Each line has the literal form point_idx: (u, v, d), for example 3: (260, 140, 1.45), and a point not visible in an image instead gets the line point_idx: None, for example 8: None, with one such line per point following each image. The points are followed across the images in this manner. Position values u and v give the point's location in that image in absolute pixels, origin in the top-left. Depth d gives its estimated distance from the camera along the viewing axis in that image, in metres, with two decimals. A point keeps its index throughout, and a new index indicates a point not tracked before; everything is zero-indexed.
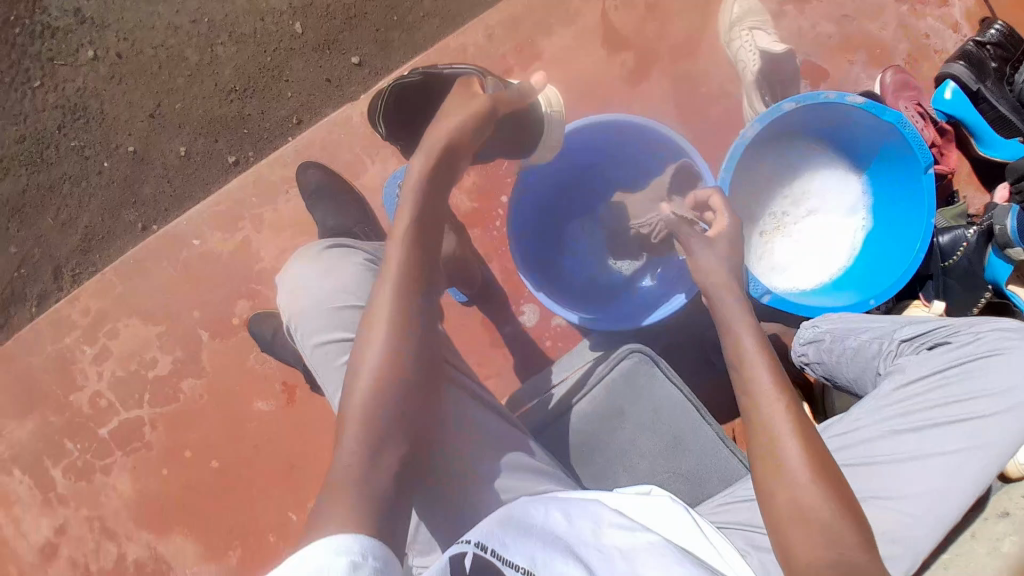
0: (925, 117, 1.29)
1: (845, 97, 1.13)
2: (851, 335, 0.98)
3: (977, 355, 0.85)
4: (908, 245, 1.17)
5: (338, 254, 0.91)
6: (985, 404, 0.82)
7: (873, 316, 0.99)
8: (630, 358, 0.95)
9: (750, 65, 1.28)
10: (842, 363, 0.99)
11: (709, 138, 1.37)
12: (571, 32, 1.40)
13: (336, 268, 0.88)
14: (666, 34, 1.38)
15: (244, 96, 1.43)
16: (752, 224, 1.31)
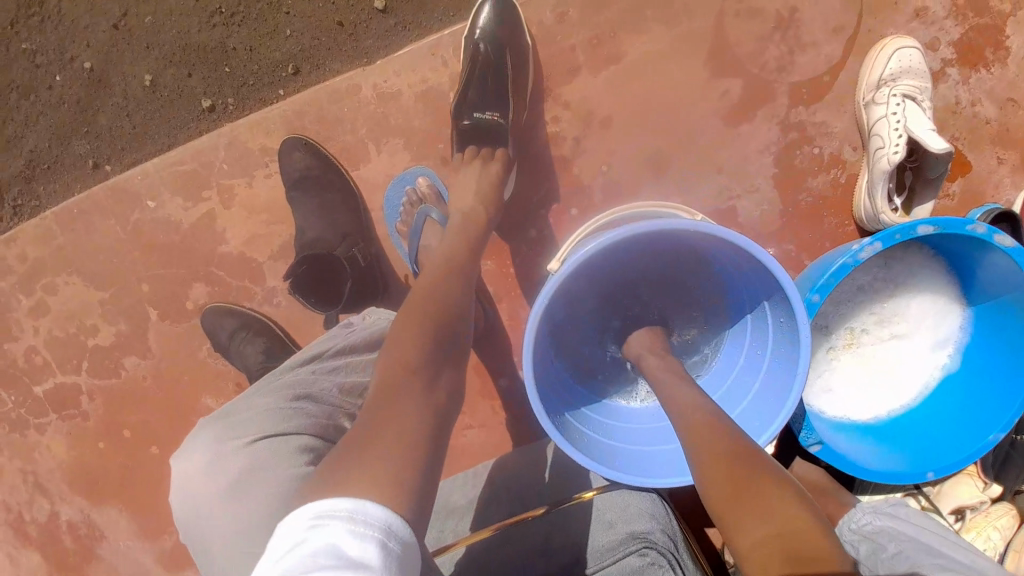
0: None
1: (993, 236, 0.87)
2: (917, 567, 0.77)
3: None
4: (988, 421, 0.96)
5: (262, 445, 0.69)
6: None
7: (960, 550, 0.77)
8: (639, 557, 0.75)
9: (889, 152, 0.98)
10: None
11: (800, 215, 1.09)
12: (666, 35, 1.06)
13: (250, 473, 0.67)
14: (788, 68, 1.06)
15: (232, 22, 1.09)
16: (823, 335, 1.09)
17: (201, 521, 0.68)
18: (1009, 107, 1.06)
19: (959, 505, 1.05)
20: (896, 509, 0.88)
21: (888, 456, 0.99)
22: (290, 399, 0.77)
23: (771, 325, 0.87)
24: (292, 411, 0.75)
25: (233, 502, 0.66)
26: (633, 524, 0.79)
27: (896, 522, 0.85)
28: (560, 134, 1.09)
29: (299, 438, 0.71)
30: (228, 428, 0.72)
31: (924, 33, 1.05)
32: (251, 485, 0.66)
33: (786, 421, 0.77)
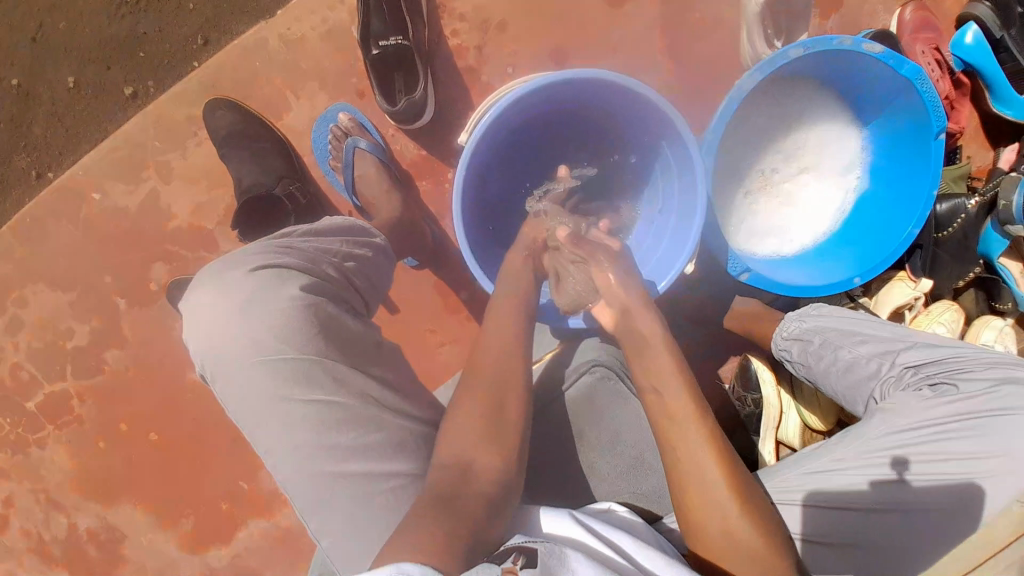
0: (942, 65, 1.17)
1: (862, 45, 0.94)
2: (845, 347, 0.91)
3: (985, 407, 0.77)
4: (903, 219, 1.05)
5: (260, 278, 0.74)
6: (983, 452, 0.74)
7: (873, 326, 0.92)
8: (590, 374, 0.86)
9: None
10: (830, 373, 0.93)
11: (697, 72, 1.16)
12: None
13: (254, 302, 0.72)
14: None
15: (138, 10, 1.16)
16: (737, 182, 1.16)
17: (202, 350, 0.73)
18: None
19: (898, 308, 1.11)
20: (816, 311, 1.00)
21: (813, 272, 1.09)
22: (277, 245, 0.80)
23: (672, 165, 0.95)
24: (287, 253, 0.78)
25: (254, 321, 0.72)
26: (582, 354, 0.89)
27: (821, 320, 0.98)
28: (462, 47, 1.15)
29: (309, 279, 0.77)
30: (230, 264, 0.75)
31: None
32: (269, 312, 0.72)
33: (698, 234, 0.87)
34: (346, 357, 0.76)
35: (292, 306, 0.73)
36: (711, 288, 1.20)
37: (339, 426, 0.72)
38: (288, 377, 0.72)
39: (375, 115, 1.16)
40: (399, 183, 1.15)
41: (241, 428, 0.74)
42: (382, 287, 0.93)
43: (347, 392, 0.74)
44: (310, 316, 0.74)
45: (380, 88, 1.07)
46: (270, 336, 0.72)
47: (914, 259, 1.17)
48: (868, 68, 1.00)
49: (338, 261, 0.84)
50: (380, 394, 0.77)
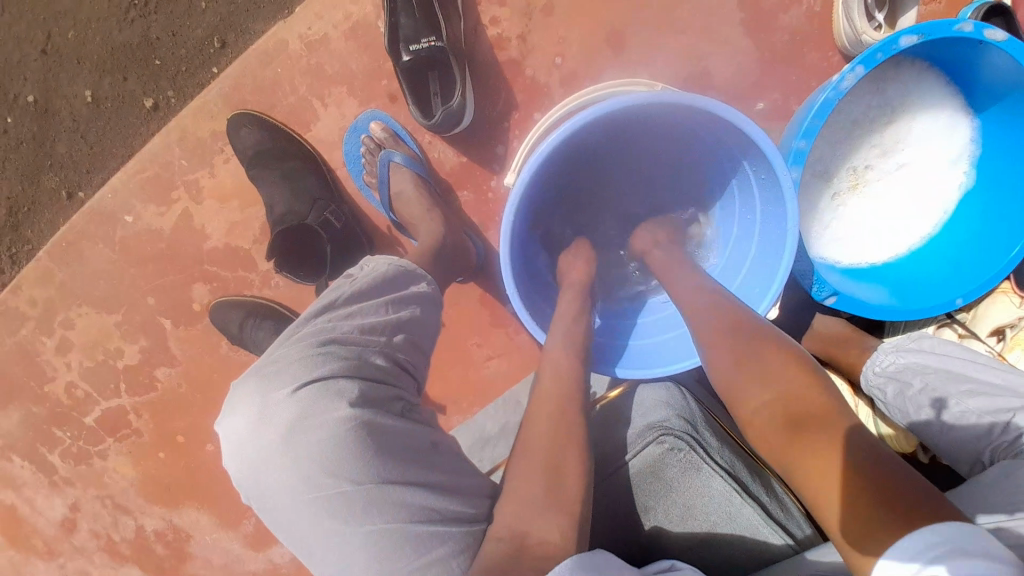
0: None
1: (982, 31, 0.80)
2: (949, 395, 0.80)
3: None
4: (1015, 232, 0.91)
5: (301, 399, 0.60)
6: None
7: (988, 371, 0.80)
8: (659, 445, 0.77)
9: None
10: (928, 424, 0.83)
11: (776, 53, 0.99)
12: None
13: (291, 432, 0.59)
14: None
15: (149, 13, 1.07)
16: (823, 181, 1.01)
17: (248, 482, 0.61)
18: None
19: (998, 327, 0.99)
20: (914, 342, 0.89)
21: (905, 287, 0.97)
22: (317, 341, 0.65)
23: (755, 187, 0.81)
24: (326, 356, 0.63)
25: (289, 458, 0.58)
26: (650, 415, 0.81)
27: (920, 356, 0.87)
28: (504, 39, 1.01)
29: (352, 388, 0.62)
30: (261, 380, 0.62)
31: None
32: (305, 444, 0.58)
33: (788, 272, 0.74)
34: (414, 472, 0.61)
35: (342, 427, 0.59)
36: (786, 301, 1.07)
37: (412, 563, 0.58)
38: (346, 514, 0.58)
39: (409, 120, 1.05)
40: (440, 198, 1.04)
41: (302, 561, 0.63)
42: (432, 344, 0.78)
43: (417, 521, 0.59)
44: (364, 438, 0.60)
45: (413, 99, 0.96)
46: (316, 469, 0.58)
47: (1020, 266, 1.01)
48: (987, 54, 0.86)
49: (385, 341, 0.69)
50: (460, 509, 0.62)
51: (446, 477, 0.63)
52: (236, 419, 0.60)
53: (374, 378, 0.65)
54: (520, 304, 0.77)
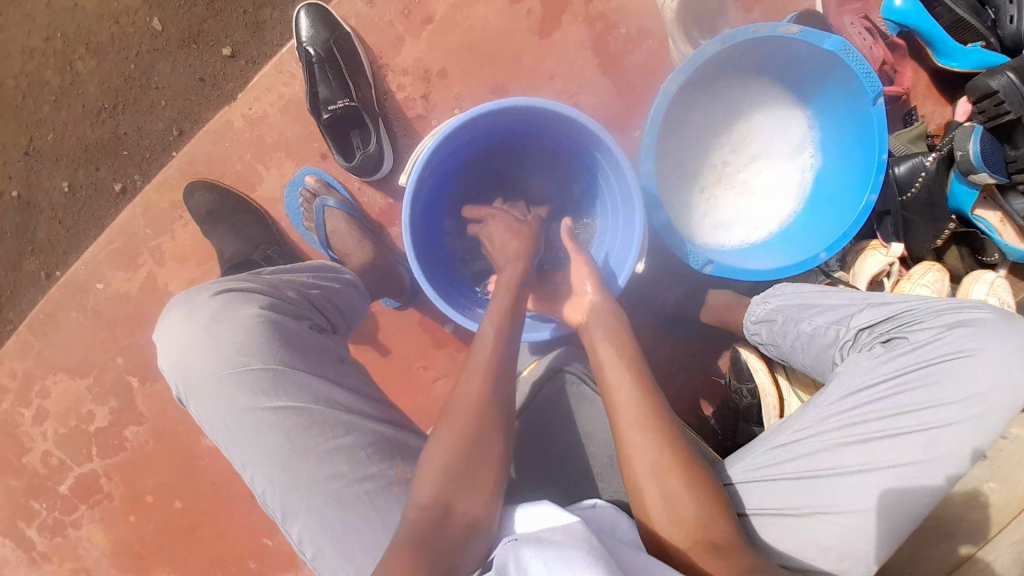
0: (873, 33, 1.21)
1: (778, 28, 0.99)
2: (804, 319, 0.93)
3: (935, 355, 0.79)
4: (859, 187, 1.06)
5: (223, 304, 0.81)
6: (944, 402, 0.76)
7: (834, 295, 0.93)
8: (554, 380, 0.96)
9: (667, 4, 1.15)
10: (796, 348, 0.95)
11: (632, 84, 1.22)
12: None
13: (217, 324, 0.79)
14: None
15: (115, 114, 1.29)
16: (692, 179, 1.20)
17: (175, 372, 0.80)
18: None
19: (874, 274, 1.12)
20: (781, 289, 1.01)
21: (774, 254, 1.12)
22: (242, 278, 0.88)
23: (610, 172, 1.00)
24: (248, 283, 0.86)
25: (212, 343, 0.79)
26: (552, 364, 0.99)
27: (785, 297, 0.99)
28: (410, 99, 1.23)
29: (269, 302, 0.84)
30: (193, 295, 0.83)
31: None
32: (225, 332, 0.79)
33: (641, 230, 0.93)
34: (316, 368, 0.82)
35: (258, 324, 0.80)
36: (681, 288, 1.22)
37: (318, 438, 0.77)
38: (256, 389, 0.78)
39: (340, 173, 1.24)
40: (372, 234, 1.22)
41: (216, 439, 0.80)
42: (354, 315, 1.00)
43: (323, 402, 0.79)
44: (273, 332, 0.80)
45: (337, 147, 1.16)
46: (234, 351, 0.78)
47: (884, 229, 1.18)
48: (792, 47, 1.05)
49: (301, 288, 0.91)
50: (350, 400, 0.82)
51: (345, 379, 0.84)
52: (174, 321, 0.81)
53: (287, 305, 0.86)
54: (426, 284, 0.93)
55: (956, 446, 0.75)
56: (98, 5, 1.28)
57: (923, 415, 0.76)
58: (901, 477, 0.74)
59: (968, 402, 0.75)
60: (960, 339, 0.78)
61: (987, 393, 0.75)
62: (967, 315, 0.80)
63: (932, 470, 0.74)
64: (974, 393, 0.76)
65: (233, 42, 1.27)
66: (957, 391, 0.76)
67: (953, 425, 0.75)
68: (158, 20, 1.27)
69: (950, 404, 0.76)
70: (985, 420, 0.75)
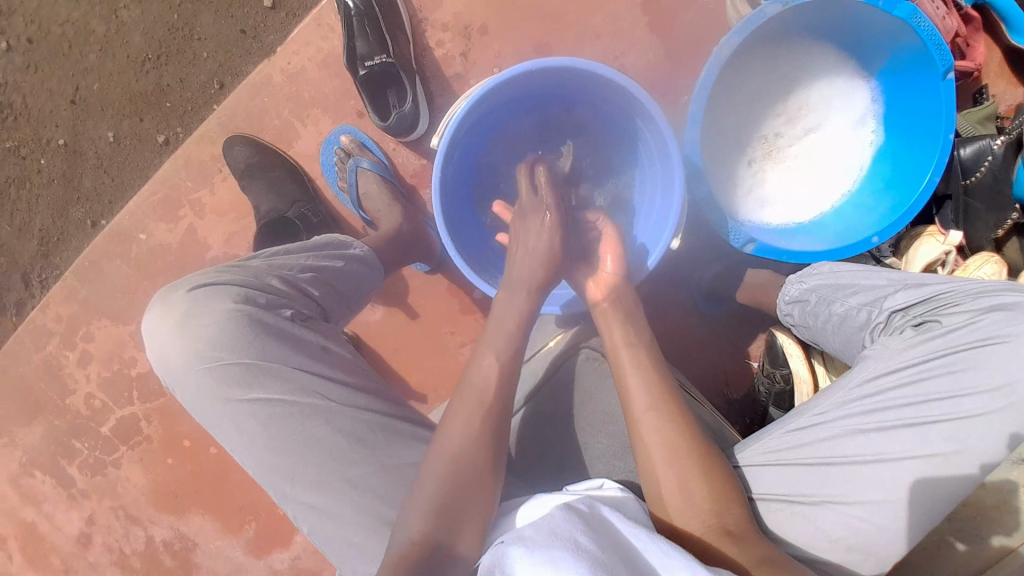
0: (947, 2, 1.10)
1: None
2: (837, 300, 0.89)
3: (968, 341, 0.74)
4: (922, 168, 1.00)
5: (197, 298, 0.81)
6: (974, 390, 0.72)
7: (869, 275, 0.88)
8: (577, 355, 0.94)
9: None
10: (828, 330, 0.91)
11: (682, 48, 1.16)
12: None
13: (191, 318, 0.79)
14: None
15: (159, 64, 1.29)
16: (739, 150, 1.14)
17: (159, 365, 0.82)
18: None
19: (931, 262, 1.05)
20: (816, 269, 0.97)
21: (822, 236, 1.07)
22: (226, 265, 0.87)
23: (651, 140, 0.96)
24: (227, 273, 0.84)
25: (187, 338, 0.79)
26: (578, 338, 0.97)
27: (820, 277, 0.94)
28: (449, 56, 1.19)
29: (247, 290, 0.82)
30: (174, 288, 0.84)
31: None
32: (200, 327, 0.79)
33: (679, 207, 0.89)
34: (294, 358, 0.81)
35: (231, 317, 0.79)
36: (721, 266, 1.17)
37: (299, 428, 0.78)
38: (232, 383, 0.78)
39: (375, 132, 1.21)
40: (403, 197, 1.19)
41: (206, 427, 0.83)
42: (359, 290, 0.99)
43: (300, 393, 0.79)
44: (246, 326, 0.79)
45: (372, 105, 1.14)
46: (208, 347, 0.78)
47: (942, 215, 1.12)
48: (858, 12, 0.97)
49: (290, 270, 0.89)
50: (334, 390, 0.81)
51: (331, 368, 0.83)
52: (153, 316, 0.82)
53: (269, 291, 0.84)
54: (456, 253, 0.91)
55: (985, 437, 0.71)
56: None
57: (949, 403, 0.73)
58: (920, 467, 0.71)
59: (1001, 391, 0.71)
60: (997, 324, 0.74)
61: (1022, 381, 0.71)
62: (1006, 298, 0.75)
63: (956, 461, 0.70)
64: (1008, 381, 0.71)
65: None
66: (988, 379, 0.72)
67: (983, 415, 0.71)
68: None
69: (980, 391, 0.72)
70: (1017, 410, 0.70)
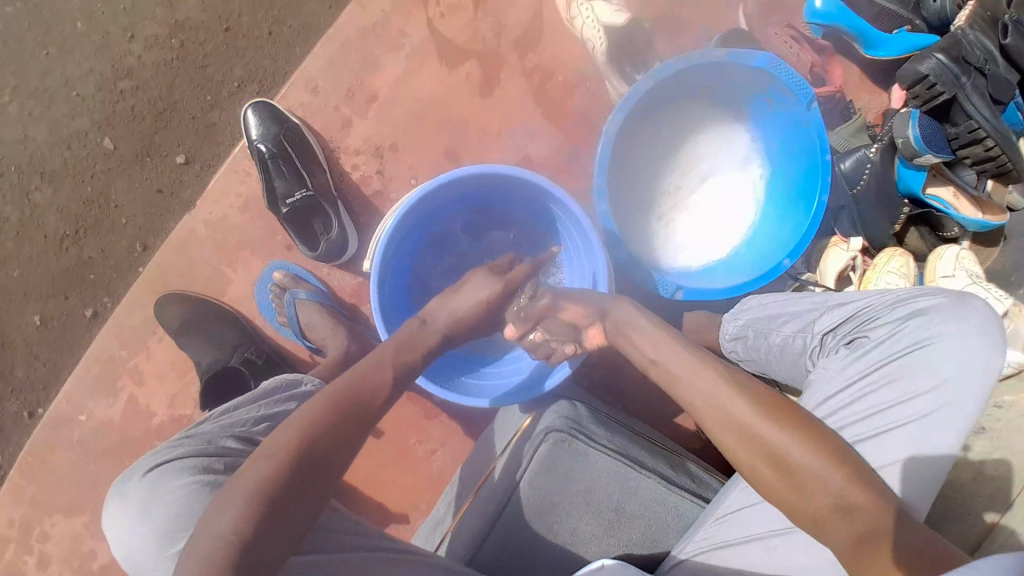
0: (800, 40, 1.21)
1: (705, 54, 1.03)
2: (773, 331, 0.91)
3: (899, 349, 0.79)
4: (809, 191, 1.09)
5: (150, 480, 0.79)
6: (920, 395, 0.76)
7: (794, 302, 0.91)
8: (545, 443, 0.90)
9: (597, 46, 1.16)
10: (771, 361, 0.93)
11: (579, 131, 1.23)
12: (403, 59, 1.21)
13: (147, 501, 0.77)
14: (503, 30, 1.21)
15: (79, 239, 1.26)
16: (651, 207, 1.21)
17: (126, 559, 0.78)
18: None
19: (840, 270, 1.17)
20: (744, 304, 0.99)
21: (738, 270, 1.13)
22: (181, 437, 0.85)
23: (567, 219, 1.03)
24: (180, 444, 0.82)
25: (144, 523, 0.76)
26: (539, 424, 0.93)
27: (750, 312, 0.96)
28: (365, 177, 1.23)
29: (200, 458, 0.80)
30: (132, 472, 0.82)
31: None
32: (154, 509, 0.76)
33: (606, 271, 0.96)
34: None
35: (184, 491, 0.76)
36: (665, 319, 1.20)
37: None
38: None
39: (307, 262, 1.22)
40: (345, 315, 1.21)
41: None
42: None
43: None
44: (202, 494, 0.76)
45: (300, 238, 1.17)
46: (166, 529, 0.75)
47: (841, 223, 1.21)
48: (723, 68, 1.09)
49: (244, 427, 0.87)
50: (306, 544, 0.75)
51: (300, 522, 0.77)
52: (115, 506, 0.80)
53: (223, 453, 0.82)
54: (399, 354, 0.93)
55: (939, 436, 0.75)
56: (49, 133, 1.25)
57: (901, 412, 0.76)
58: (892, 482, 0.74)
59: (942, 389, 0.75)
60: (920, 328, 0.78)
61: (957, 376, 0.75)
62: (920, 302, 0.80)
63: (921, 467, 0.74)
64: (944, 378, 0.76)
65: (186, 150, 1.24)
66: (928, 380, 0.76)
67: (932, 416, 0.75)
68: (109, 140, 1.24)
69: (923, 394, 0.76)
70: (960, 404, 0.75)
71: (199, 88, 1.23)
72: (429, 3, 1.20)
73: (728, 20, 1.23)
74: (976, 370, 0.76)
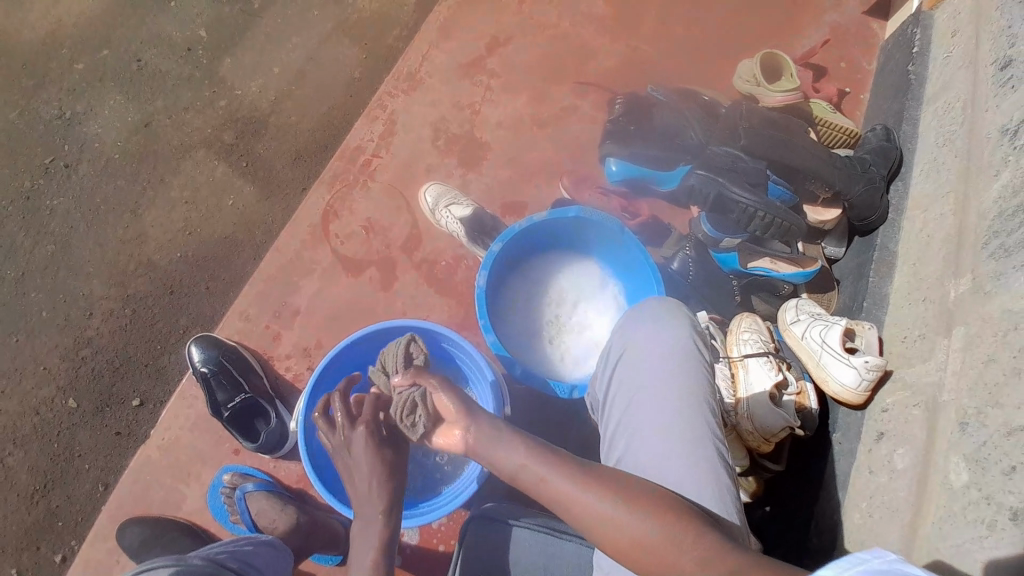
0: (608, 194, 1.61)
1: (530, 220, 1.32)
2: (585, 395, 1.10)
3: (619, 357, 0.98)
4: (649, 290, 1.35)
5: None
6: (642, 379, 0.93)
7: None
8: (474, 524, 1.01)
9: (458, 232, 1.45)
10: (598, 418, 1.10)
11: (466, 298, 1.51)
12: (315, 279, 1.50)
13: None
14: (390, 239, 1.54)
15: (47, 491, 1.41)
16: (539, 338, 1.44)
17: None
18: (512, 164, 1.63)
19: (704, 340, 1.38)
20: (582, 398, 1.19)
21: None
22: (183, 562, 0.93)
23: (461, 350, 1.25)
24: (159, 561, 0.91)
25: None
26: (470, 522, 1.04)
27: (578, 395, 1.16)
28: (299, 375, 1.45)
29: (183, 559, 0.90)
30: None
31: (443, 167, 1.62)
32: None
33: (495, 381, 1.19)
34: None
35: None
36: (574, 426, 1.37)
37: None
38: None
39: (253, 459, 1.37)
40: (291, 498, 1.32)
41: None
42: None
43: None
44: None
45: (243, 435, 1.33)
46: None
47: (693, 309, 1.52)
48: (551, 223, 1.39)
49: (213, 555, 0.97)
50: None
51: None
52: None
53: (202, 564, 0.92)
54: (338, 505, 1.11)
55: (676, 399, 0.89)
56: (20, 404, 1.47)
57: (639, 404, 0.91)
58: (667, 448, 0.86)
59: (656, 367, 0.93)
60: (623, 337, 0.99)
61: (658, 357, 0.94)
62: (622, 322, 1.03)
63: (681, 427, 0.87)
64: (651, 360, 0.94)
65: (140, 392, 1.47)
66: (643, 369, 0.93)
67: (663, 388, 0.91)
68: (72, 400, 1.46)
69: (646, 380, 0.92)
70: (673, 369, 0.92)
71: (151, 340, 1.50)
72: (331, 235, 1.53)
73: (555, 194, 1.63)
74: (670, 346, 0.94)
